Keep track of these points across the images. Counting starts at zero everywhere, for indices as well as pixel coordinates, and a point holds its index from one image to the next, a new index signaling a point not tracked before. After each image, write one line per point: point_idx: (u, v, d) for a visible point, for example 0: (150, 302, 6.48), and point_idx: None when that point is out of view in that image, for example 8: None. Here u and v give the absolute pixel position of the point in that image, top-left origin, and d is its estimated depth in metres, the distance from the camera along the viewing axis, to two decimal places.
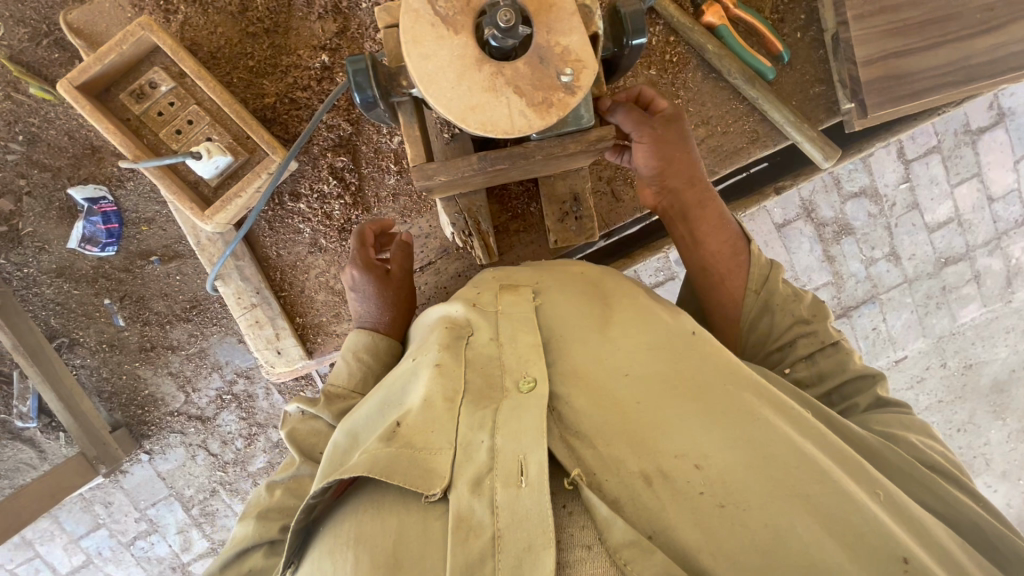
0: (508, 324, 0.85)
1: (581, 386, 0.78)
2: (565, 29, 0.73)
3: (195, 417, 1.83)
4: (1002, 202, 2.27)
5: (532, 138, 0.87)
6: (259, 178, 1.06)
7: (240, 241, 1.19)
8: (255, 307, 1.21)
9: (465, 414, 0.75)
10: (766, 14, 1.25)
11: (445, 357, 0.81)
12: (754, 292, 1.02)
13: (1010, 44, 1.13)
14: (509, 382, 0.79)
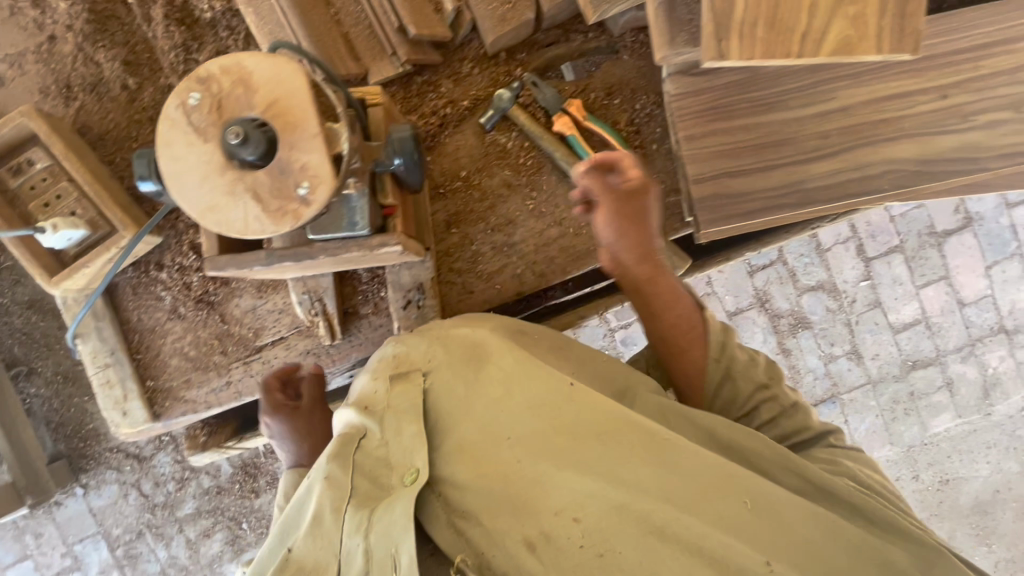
0: (393, 415, 0.86)
1: (467, 460, 0.82)
2: (307, 149, 0.79)
3: (133, 455, 2.09)
4: (975, 306, 2.51)
5: (315, 238, 0.94)
6: (108, 251, 1.15)
7: (101, 304, 1.26)
8: (108, 367, 1.27)
9: (346, 522, 0.77)
10: (622, 125, 1.29)
11: (331, 470, 0.81)
12: (715, 360, 1.05)
13: (847, 171, 1.14)
14: (394, 478, 0.82)
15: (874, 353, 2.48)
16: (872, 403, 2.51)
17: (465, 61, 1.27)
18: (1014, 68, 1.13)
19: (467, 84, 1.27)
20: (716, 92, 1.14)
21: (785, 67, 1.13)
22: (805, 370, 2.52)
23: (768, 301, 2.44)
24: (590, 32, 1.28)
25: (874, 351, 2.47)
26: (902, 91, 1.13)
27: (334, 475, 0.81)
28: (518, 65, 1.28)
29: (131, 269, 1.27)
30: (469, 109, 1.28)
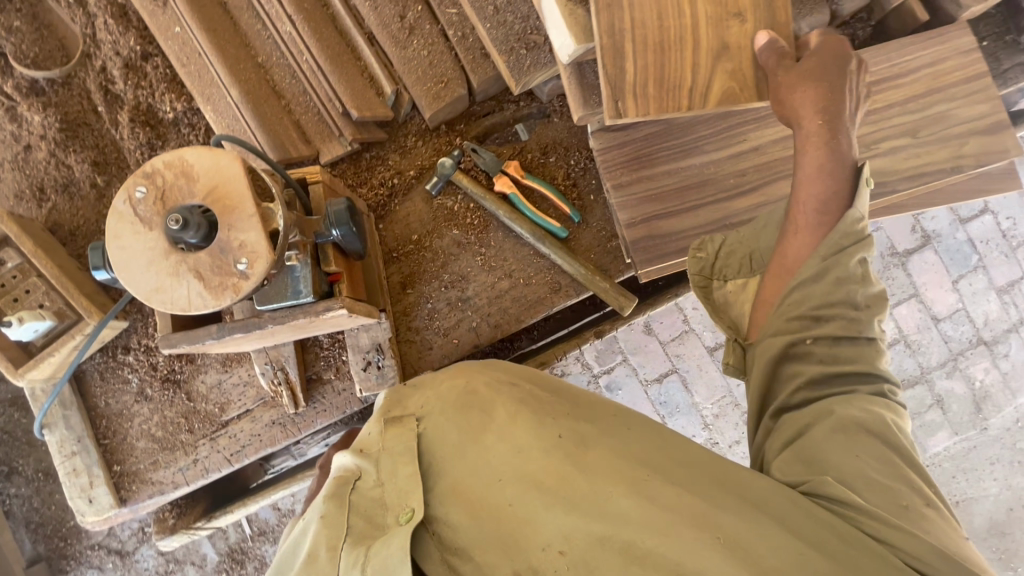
0: (387, 458, 0.87)
1: (458, 500, 0.82)
2: (245, 228, 0.86)
3: (114, 551, 2.11)
4: (951, 320, 2.51)
5: (264, 309, 0.99)
6: (72, 339, 1.21)
7: (69, 392, 1.29)
8: (74, 455, 1.28)
9: (341, 558, 0.76)
10: (560, 180, 1.38)
11: (327, 508, 0.82)
12: (821, 257, 0.87)
13: (768, 203, 1.22)
14: (389, 518, 0.82)
15: None
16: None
17: (409, 135, 1.38)
18: (905, 100, 1.24)
19: (413, 155, 1.38)
20: (637, 143, 1.24)
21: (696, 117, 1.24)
22: None
23: None
24: (521, 100, 1.40)
25: None
26: None
27: (330, 509, 0.82)
28: (458, 135, 1.39)
29: (98, 355, 1.31)
30: (416, 177, 1.38)
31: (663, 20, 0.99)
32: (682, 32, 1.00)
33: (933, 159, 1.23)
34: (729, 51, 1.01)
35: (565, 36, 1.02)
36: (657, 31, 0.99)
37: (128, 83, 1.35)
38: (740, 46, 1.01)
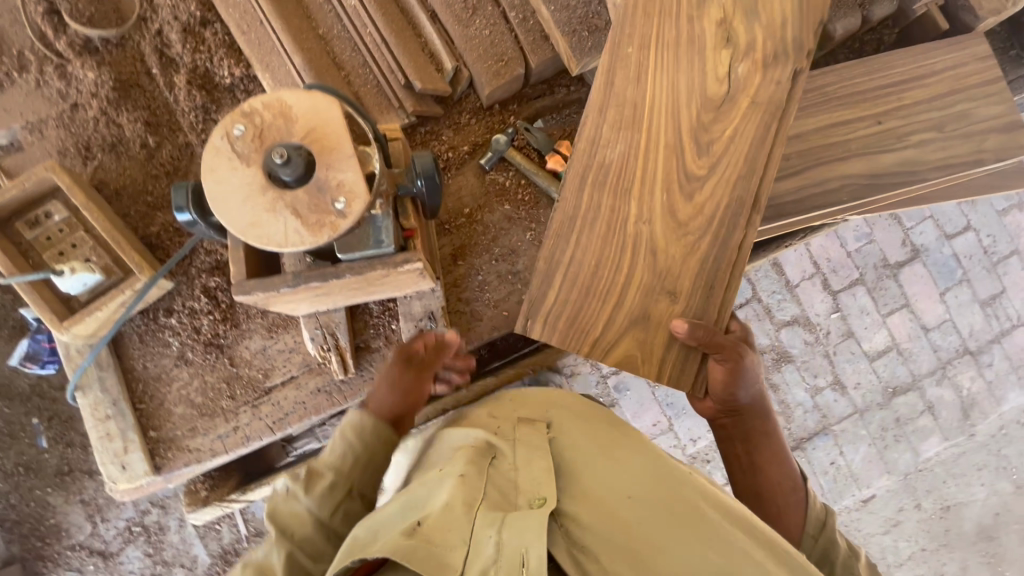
0: (524, 451, 0.93)
1: (588, 505, 0.86)
2: (343, 168, 0.87)
3: (98, 552, 2.09)
4: (939, 330, 2.65)
5: (343, 259, 0.99)
6: (122, 294, 1.17)
7: (107, 353, 1.25)
8: (109, 418, 1.23)
9: (482, 510, 0.81)
10: None
11: (468, 470, 0.88)
12: (813, 536, 1.07)
13: (810, 186, 1.29)
14: (522, 500, 0.85)
15: (856, 382, 2.57)
16: (863, 433, 2.56)
17: (464, 113, 1.42)
18: (931, 97, 1.34)
19: (466, 132, 1.42)
20: None
21: None
22: (794, 404, 2.57)
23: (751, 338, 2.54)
24: (572, 85, 1.46)
25: (855, 380, 2.56)
26: (842, 120, 1.32)
27: (467, 468, 0.88)
28: (511, 115, 1.43)
29: (140, 316, 1.27)
30: (469, 153, 1.41)
31: (596, 276, 1.17)
32: (616, 308, 1.16)
33: (956, 153, 1.33)
34: (645, 326, 1.16)
35: None
36: (592, 254, 1.16)
37: (185, 47, 1.35)
38: (659, 321, 1.15)
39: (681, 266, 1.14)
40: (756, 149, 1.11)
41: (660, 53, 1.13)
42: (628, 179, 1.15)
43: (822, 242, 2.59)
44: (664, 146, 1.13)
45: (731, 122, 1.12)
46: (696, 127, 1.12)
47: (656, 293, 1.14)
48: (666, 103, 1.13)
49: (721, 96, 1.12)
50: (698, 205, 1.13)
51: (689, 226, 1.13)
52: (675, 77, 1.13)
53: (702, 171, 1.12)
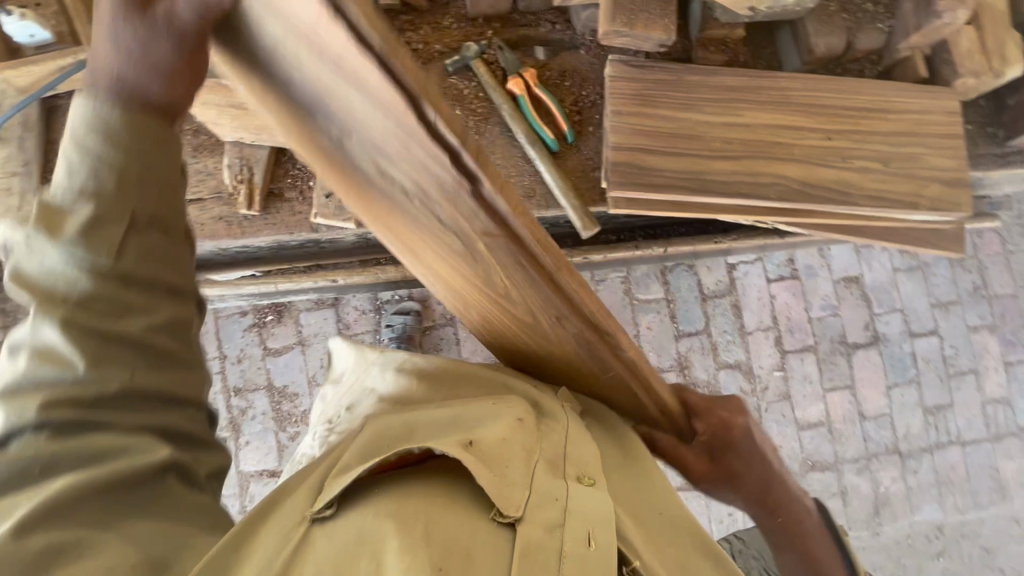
0: (573, 428, 1.02)
1: (620, 500, 0.97)
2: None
3: None
4: (875, 422, 2.59)
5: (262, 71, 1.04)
6: (63, 58, 1.21)
7: (36, 117, 1.29)
8: (14, 176, 1.26)
9: (540, 467, 0.88)
10: (568, 103, 1.46)
11: (526, 418, 0.97)
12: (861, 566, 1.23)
13: (744, 175, 1.30)
14: (570, 470, 0.93)
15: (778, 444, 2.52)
16: None
17: (447, 16, 1.45)
18: (886, 132, 1.36)
19: (444, 33, 1.44)
20: (647, 82, 1.33)
21: (704, 81, 1.34)
22: None
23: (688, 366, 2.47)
24: (557, 23, 1.48)
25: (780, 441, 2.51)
26: (795, 125, 1.34)
27: (527, 419, 0.97)
28: (491, 31, 1.46)
29: (79, 96, 1.31)
30: (440, 52, 1.43)
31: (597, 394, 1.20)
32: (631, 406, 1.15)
33: (894, 191, 1.34)
34: (565, 366, 1.12)
35: None
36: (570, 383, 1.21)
37: None
38: (576, 364, 1.08)
39: (604, 363, 1.02)
40: (394, 112, 0.66)
41: (355, 175, 0.96)
42: (510, 329, 1.13)
43: (786, 298, 2.56)
44: (466, 283, 1.07)
45: (352, 82, 0.67)
46: (438, 233, 0.93)
47: (578, 359, 1.06)
48: (382, 215, 1.04)
49: (385, 145, 0.77)
50: (509, 290, 0.94)
51: (538, 319, 0.99)
52: (405, 228, 1.01)
53: (483, 269, 0.93)
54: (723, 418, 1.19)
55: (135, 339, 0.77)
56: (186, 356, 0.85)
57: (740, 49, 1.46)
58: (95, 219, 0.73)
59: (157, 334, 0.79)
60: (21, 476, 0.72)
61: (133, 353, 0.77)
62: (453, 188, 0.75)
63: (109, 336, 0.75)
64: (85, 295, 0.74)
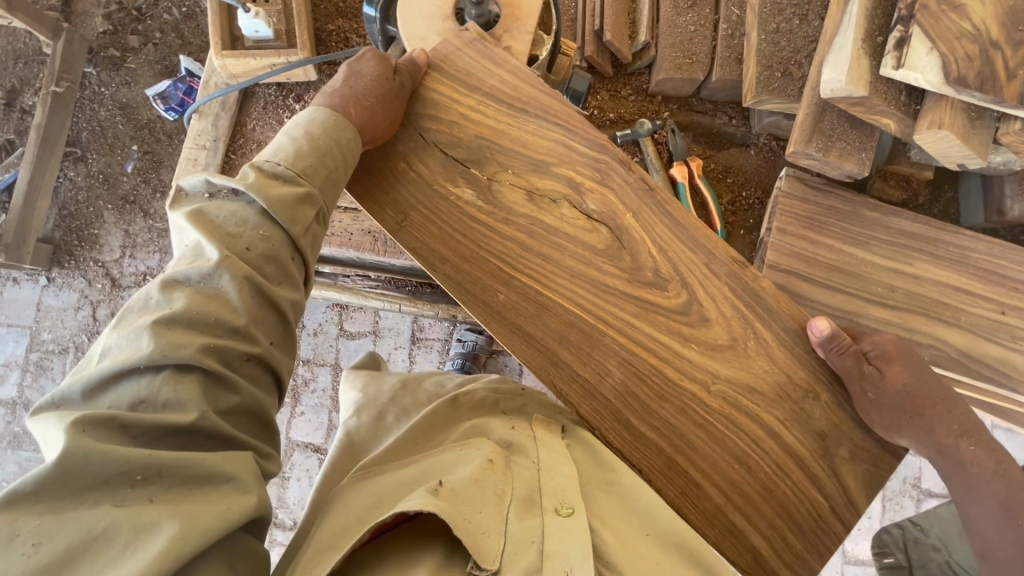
0: (546, 454, 0.89)
1: (606, 529, 0.79)
2: (516, 39, 1.04)
3: (108, 277, 2.25)
4: None
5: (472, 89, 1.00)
6: (277, 58, 1.28)
7: (234, 100, 1.38)
8: (203, 148, 1.36)
9: (511, 513, 0.76)
10: (724, 200, 1.43)
11: (496, 457, 0.85)
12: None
13: (896, 328, 1.23)
14: (547, 503, 0.80)
15: None
16: None
17: (627, 86, 1.45)
18: None
19: (619, 103, 1.45)
20: (818, 207, 1.28)
21: (881, 219, 1.28)
22: None
23: None
24: (735, 117, 1.45)
25: None
26: (967, 289, 1.25)
27: (496, 459, 0.85)
28: (666, 111, 1.45)
29: (275, 88, 1.40)
30: (611, 121, 1.44)
31: (778, 498, 0.92)
32: (809, 488, 0.92)
33: None
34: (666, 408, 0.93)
35: (841, 73, 1.08)
36: (755, 478, 0.92)
37: None
38: (658, 392, 0.94)
39: (781, 352, 0.94)
40: (550, 131, 0.98)
41: (503, 206, 0.97)
42: (662, 385, 0.94)
43: None
44: (611, 311, 0.95)
45: (527, 146, 0.98)
46: (583, 233, 0.96)
47: (756, 382, 0.93)
48: (527, 256, 0.95)
49: (540, 159, 0.98)
50: (659, 270, 0.96)
51: (688, 309, 0.95)
52: (557, 261, 0.95)
53: (625, 255, 0.96)
54: (894, 341, 0.96)
55: (280, 267, 0.77)
56: (297, 296, 0.80)
57: (921, 190, 1.39)
58: (309, 195, 0.81)
59: (294, 261, 0.79)
60: (116, 479, 0.57)
61: (269, 316, 0.75)
62: (601, 157, 0.98)
63: (265, 294, 0.74)
64: (262, 240, 0.76)
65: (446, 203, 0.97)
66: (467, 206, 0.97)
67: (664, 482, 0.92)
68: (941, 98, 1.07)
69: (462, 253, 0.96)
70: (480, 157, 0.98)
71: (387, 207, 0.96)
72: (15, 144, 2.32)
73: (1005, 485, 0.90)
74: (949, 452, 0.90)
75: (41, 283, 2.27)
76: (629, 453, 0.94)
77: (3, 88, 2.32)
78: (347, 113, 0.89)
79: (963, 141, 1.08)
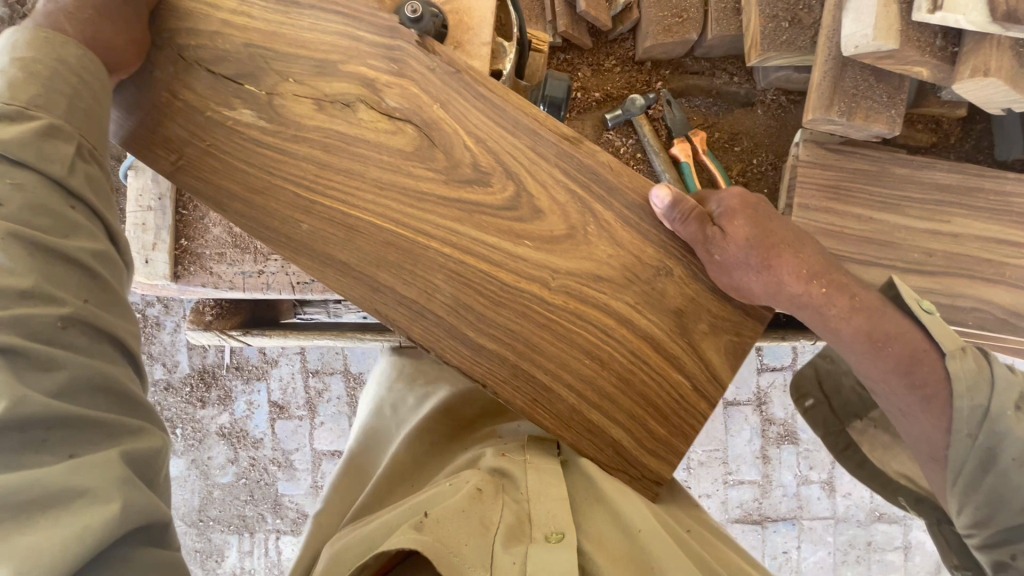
0: (539, 475, 0.83)
1: (601, 553, 0.75)
2: (472, 53, 0.85)
3: None
4: None
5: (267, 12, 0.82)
6: None
7: None
8: (150, 210, 1.21)
9: (500, 539, 0.72)
10: (733, 173, 1.28)
11: (487, 484, 0.79)
12: (959, 351, 0.82)
13: (939, 293, 1.13)
14: (537, 531, 0.74)
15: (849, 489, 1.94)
16: (826, 542, 1.96)
17: (611, 56, 1.26)
18: None
19: (604, 77, 1.27)
20: (841, 172, 1.14)
21: (912, 175, 1.15)
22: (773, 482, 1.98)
23: (766, 403, 1.95)
24: (736, 76, 1.29)
25: (849, 488, 1.94)
26: (1013, 240, 1.13)
27: (486, 486, 0.79)
28: (659, 79, 1.28)
29: None
30: (598, 101, 1.27)
31: (634, 387, 0.82)
32: (668, 370, 0.82)
33: None
34: (511, 313, 0.81)
35: (867, 25, 0.91)
36: (609, 371, 0.82)
37: None
38: (487, 289, 0.81)
39: (625, 229, 0.82)
40: (329, 21, 0.81)
41: (291, 122, 0.82)
42: (500, 292, 0.81)
43: None
44: (429, 221, 0.81)
45: (307, 46, 0.81)
46: (386, 137, 0.81)
47: (601, 267, 0.81)
48: (327, 175, 0.81)
49: (323, 59, 0.81)
50: (479, 163, 0.81)
51: (515, 204, 0.81)
52: (360, 173, 0.81)
53: (438, 154, 0.81)
54: (742, 195, 0.85)
55: (58, 217, 0.65)
56: (96, 244, 0.68)
57: (953, 129, 1.24)
58: (53, 125, 0.67)
59: (75, 211, 0.67)
60: None
61: (65, 271, 0.63)
62: (394, 42, 0.80)
63: (49, 249, 0.62)
64: (16, 191, 0.62)
65: (224, 131, 0.82)
66: (252, 130, 0.82)
67: (511, 393, 0.82)
68: (984, 39, 0.91)
69: (248, 184, 0.82)
70: (254, 69, 0.82)
71: (156, 146, 0.83)
72: None
73: (862, 316, 0.82)
74: (800, 300, 0.81)
75: None
76: (474, 366, 0.82)
77: None
78: (62, 27, 0.73)
79: (1012, 87, 0.92)
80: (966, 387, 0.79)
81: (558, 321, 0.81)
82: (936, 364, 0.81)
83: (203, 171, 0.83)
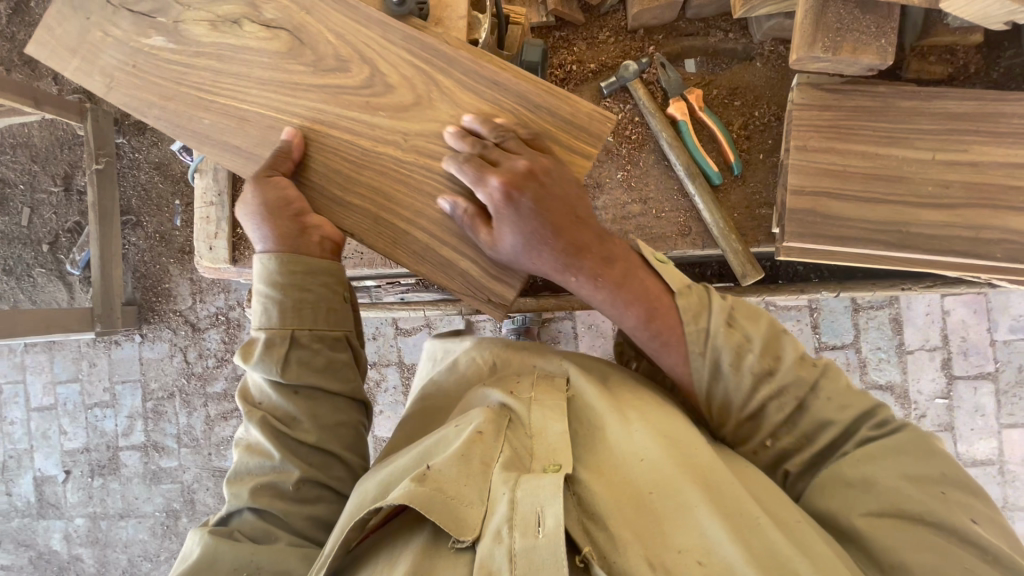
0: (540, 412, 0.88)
1: (601, 478, 0.80)
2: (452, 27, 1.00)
3: (189, 323, 2.35)
4: None
5: None
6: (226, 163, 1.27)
7: None
8: (212, 205, 1.42)
9: (496, 471, 0.79)
10: (735, 127, 1.30)
11: (486, 426, 0.85)
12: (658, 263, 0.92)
13: (961, 227, 1.08)
14: (536, 465, 0.81)
15: None
16: None
17: (604, 29, 1.33)
18: None
19: (600, 49, 1.33)
20: (840, 111, 1.13)
21: (920, 107, 1.11)
22: None
23: None
24: (731, 31, 1.31)
25: None
26: None
27: (487, 427, 0.85)
28: (653, 44, 1.33)
29: None
30: (594, 72, 1.33)
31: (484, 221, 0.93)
32: None
33: None
34: (353, 166, 0.96)
35: None
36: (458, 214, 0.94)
37: None
38: (339, 152, 0.97)
39: (463, 91, 0.94)
40: None
41: (192, 42, 1.00)
42: (357, 155, 0.96)
43: (962, 314, 1.77)
44: (300, 106, 0.97)
45: None
46: (263, 43, 0.98)
47: (444, 126, 0.94)
48: (220, 79, 0.99)
49: None
50: (349, 62, 0.96)
51: (369, 82, 0.96)
52: (242, 74, 0.98)
53: (305, 50, 0.97)
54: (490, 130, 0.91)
55: None
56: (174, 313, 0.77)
57: (972, 56, 1.18)
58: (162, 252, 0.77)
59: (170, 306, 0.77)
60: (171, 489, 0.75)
61: None
62: None
63: None
64: None
65: (194, 68, 1.00)
66: (164, 52, 1.00)
67: (369, 234, 0.97)
68: None
69: (216, 109, 0.99)
70: None
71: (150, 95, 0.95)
72: (82, 226, 2.42)
73: (576, 237, 0.88)
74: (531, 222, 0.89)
75: (136, 341, 2.39)
76: (340, 219, 0.97)
77: (58, 175, 2.40)
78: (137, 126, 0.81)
79: None
80: (690, 314, 0.87)
81: (393, 172, 0.95)
82: (670, 303, 0.89)
83: (183, 100, 1.00)
